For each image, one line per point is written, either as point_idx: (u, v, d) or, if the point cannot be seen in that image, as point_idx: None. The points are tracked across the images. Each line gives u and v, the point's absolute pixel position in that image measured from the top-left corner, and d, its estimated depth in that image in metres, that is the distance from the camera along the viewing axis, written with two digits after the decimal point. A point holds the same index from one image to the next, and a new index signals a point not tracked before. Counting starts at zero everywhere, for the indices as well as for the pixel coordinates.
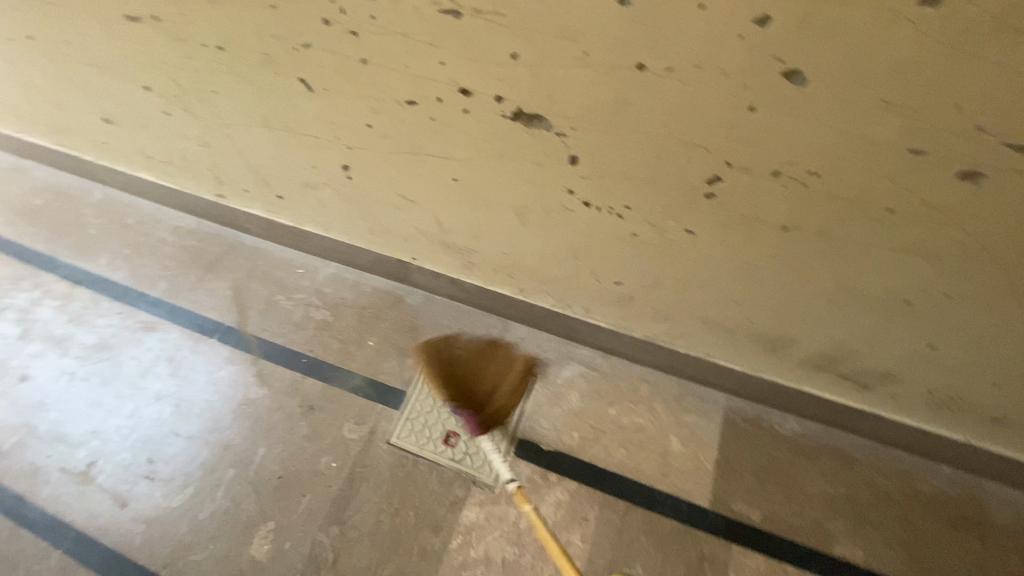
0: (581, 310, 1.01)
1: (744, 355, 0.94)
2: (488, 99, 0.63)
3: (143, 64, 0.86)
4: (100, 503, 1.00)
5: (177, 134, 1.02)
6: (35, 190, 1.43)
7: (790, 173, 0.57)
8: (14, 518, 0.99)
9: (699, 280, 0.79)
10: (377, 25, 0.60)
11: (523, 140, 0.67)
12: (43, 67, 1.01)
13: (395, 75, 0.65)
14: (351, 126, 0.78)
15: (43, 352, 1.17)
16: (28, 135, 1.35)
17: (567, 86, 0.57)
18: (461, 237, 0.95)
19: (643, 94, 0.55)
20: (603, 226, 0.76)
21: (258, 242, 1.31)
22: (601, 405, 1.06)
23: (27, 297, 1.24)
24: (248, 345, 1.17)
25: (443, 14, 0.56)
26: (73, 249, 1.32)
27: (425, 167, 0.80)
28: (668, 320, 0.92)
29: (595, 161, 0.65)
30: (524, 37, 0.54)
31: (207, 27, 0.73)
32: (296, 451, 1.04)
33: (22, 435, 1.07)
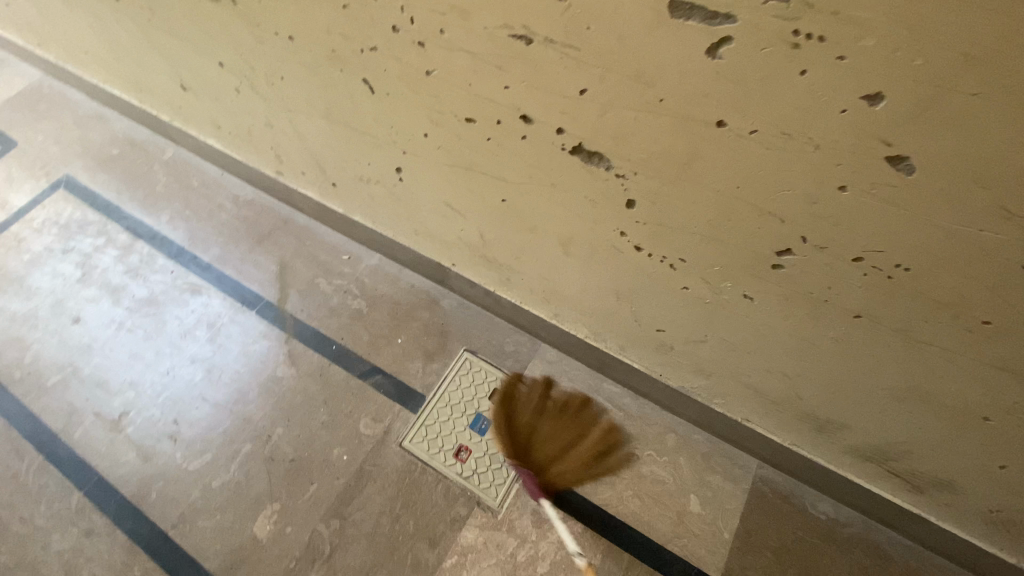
0: (616, 348, 0.96)
1: (785, 428, 0.87)
2: (548, 129, 0.59)
3: (218, 41, 0.87)
4: (126, 453, 1.05)
5: (245, 111, 1.04)
6: (114, 140, 1.50)
7: (875, 262, 0.50)
8: (48, 452, 1.05)
9: (749, 346, 0.72)
10: (445, 39, 0.57)
11: (580, 175, 0.63)
12: (132, 31, 1.06)
13: (457, 91, 0.63)
14: (407, 132, 0.76)
15: (98, 298, 1.23)
16: (115, 88, 1.42)
17: (634, 130, 0.52)
18: (503, 254, 0.92)
19: (718, 152, 0.49)
20: (653, 274, 0.71)
21: (310, 222, 1.33)
22: (622, 448, 1.01)
23: (92, 243, 1.31)
24: (283, 323, 1.19)
25: (513, 38, 0.52)
26: (140, 202, 1.39)
27: (477, 183, 0.77)
28: (707, 376, 0.86)
29: (653, 209, 0.60)
30: (596, 74, 0.50)
31: (280, 17, 0.72)
32: (312, 437, 1.05)
33: (68, 375, 1.14)
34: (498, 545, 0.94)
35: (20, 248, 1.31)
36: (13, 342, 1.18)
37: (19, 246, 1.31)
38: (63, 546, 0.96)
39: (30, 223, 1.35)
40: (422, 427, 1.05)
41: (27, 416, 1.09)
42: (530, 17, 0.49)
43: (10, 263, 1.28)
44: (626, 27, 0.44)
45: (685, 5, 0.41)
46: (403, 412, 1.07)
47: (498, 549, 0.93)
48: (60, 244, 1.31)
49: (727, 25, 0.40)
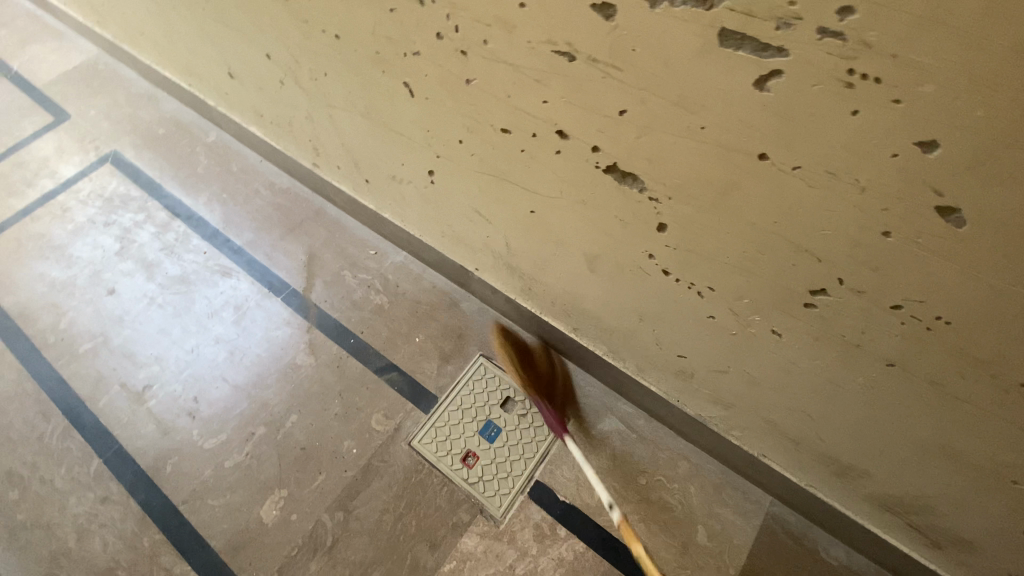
0: (634, 368, 0.95)
1: (802, 467, 0.84)
2: (583, 146, 0.59)
3: (267, 34, 0.89)
4: (146, 426, 1.08)
5: (288, 102, 1.06)
6: (161, 120, 1.55)
7: (914, 312, 0.48)
8: (73, 417, 1.09)
9: (773, 382, 0.70)
10: (487, 50, 0.57)
11: (612, 194, 0.62)
12: (187, 17, 1.09)
13: (496, 102, 0.63)
14: (444, 137, 0.76)
15: (133, 272, 1.27)
16: (167, 70, 1.46)
17: (671, 155, 0.51)
18: (527, 264, 0.92)
19: (758, 184, 0.48)
20: (679, 299, 0.69)
21: (340, 214, 1.35)
22: (631, 469, 1.00)
23: (132, 218, 1.36)
24: (306, 311, 1.21)
25: (556, 54, 0.51)
26: (180, 182, 1.43)
27: (507, 192, 0.77)
28: (725, 407, 0.84)
29: (685, 235, 0.59)
30: (638, 97, 0.49)
31: (328, 16, 0.73)
32: (324, 427, 1.06)
33: (98, 344, 1.18)
34: (497, 555, 0.93)
35: (64, 217, 1.36)
36: (51, 308, 1.22)
37: (64, 216, 1.36)
38: (78, 510, 0.99)
39: (76, 194, 1.40)
40: (432, 428, 1.05)
41: (57, 380, 1.13)
42: (575, 34, 0.48)
43: (54, 231, 1.34)
44: (673, 53, 0.43)
45: (736, 35, 0.39)
46: (414, 412, 1.07)
47: (497, 559, 0.93)
48: (102, 217, 1.36)
49: (779, 58, 0.38)
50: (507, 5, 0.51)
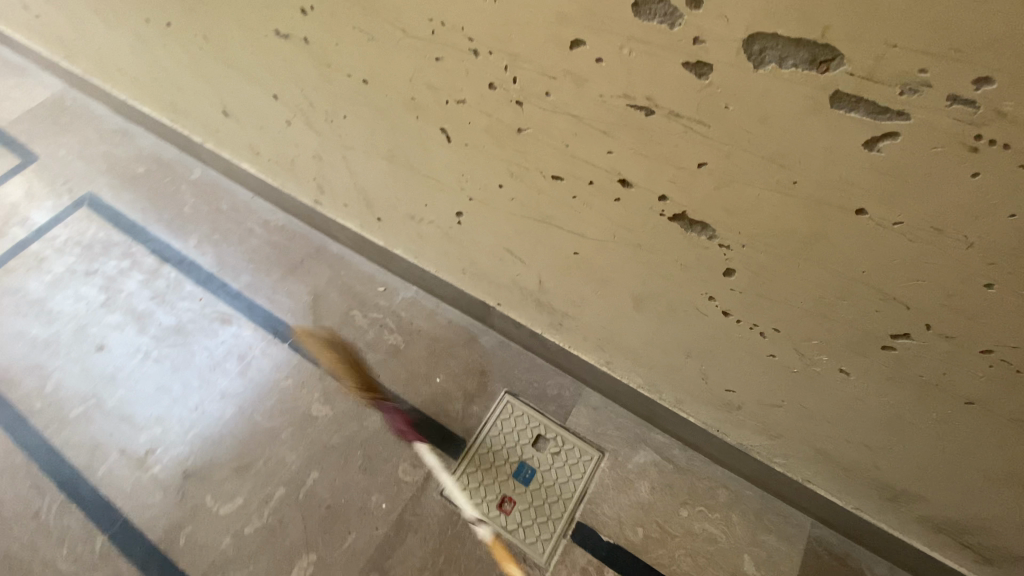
0: (671, 400, 0.94)
1: (850, 492, 0.84)
2: (648, 194, 0.57)
3: (277, 75, 0.84)
4: (152, 494, 1.00)
5: (293, 141, 1.01)
6: (140, 157, 1.47)
7: (1005, 356, 0.48)
8: (69, 491, 1.00)
9: (832, 415, 0.70)
10: (549, 101, 0.55)
11: (675, 240, 0.60)
12: (177, 55, 1.02)
13: (550, 150, 0.60)
14: (482, 182, 0.74)
15: (123, 325, 1.19)
16: (146, 106, 1.38)
17: (752, 206, 0.50)
18: (561, 301, 0.89)
19: (850, 238, 0.47)
20: (737, 338, 0.68)
21: (344, 250, 1.30)
22: (672, 502, 0.98)
23: (116, 266, 1.27)
24: (317, 356, 1.15)
25: (631, 108, 0.49)
26: (166, 223, 1.35)
27: (549, 235, 0.75)
28: (772, 437, 0.84)
29: (756, 281, 0.58)
30: (722, 151, 0.47)
31: (357, 62, 0.69)
32: (349, 482, 1.01)
33: (90, 407, 1.09)
34: None
35: (41, 268, 1.26)
36: (33, 370, 1.13)
37: (40, 266, 1.27)
38: None
39: (51, 242, 1.30)
40: (464, 474, 1.01)
41: (48, 450, 1.04)
42: (657, 89, 0.46)
43: (30, 284, 1.24)
44: (773, 111, 0.42)
45: (851, 97, 0.38)
46: (443, 458, 1.03)
47: None
48: (83, 266, 1.27)
49: (898, 121, 0.37)
50: (579, 60, 0.48)
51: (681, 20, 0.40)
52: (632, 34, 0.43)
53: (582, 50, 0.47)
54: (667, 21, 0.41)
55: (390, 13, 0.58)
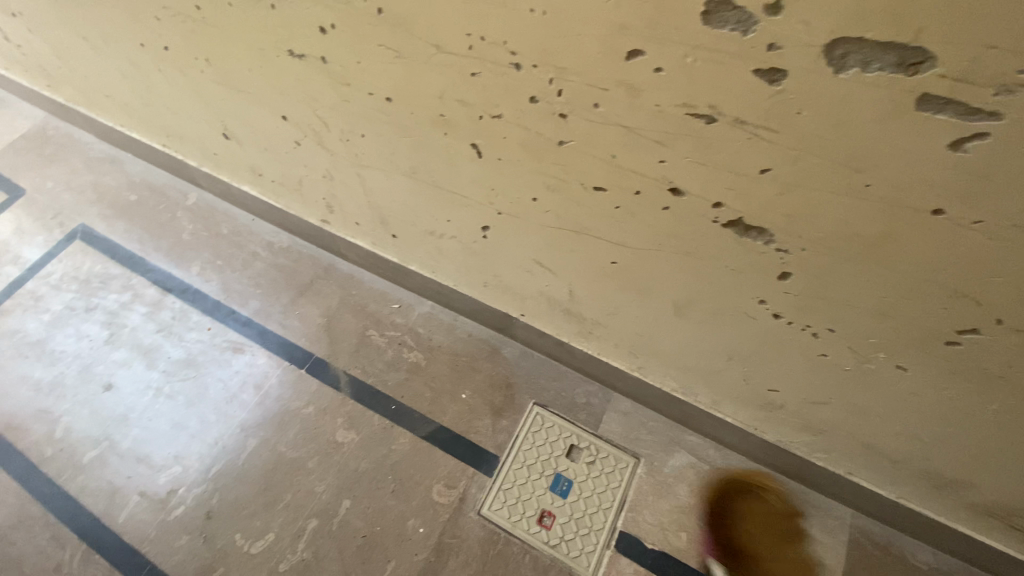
0: (708, 402, 0.93)
1: (894, 481, 0.84)
2: (702, 203, 0.55)
3: (288, 96, 0.81)
4: (178, 537, 0.96)
5: (302, 162, 0.97)
6: (131, 184, 1.42)
7: None
8: (89, 540, 0.96)
9: (884, 410, 0.70)
10: (597, 113, 0.53)
11: (727, 248, 0.58)
12: (174, 78, 0.99)
13: (594, 162, 0.58)
14: (514, 195, 0.72)
15: (130, 361, 1.15)
16: (135, 132, 1.34)
17: (818, 211, 0.49)
18: (592, 310, 0.87)
19: (923, 238, 0.46)
20: (786, 340, 0.67)
21: (353, 268, 1.26)
22: (713, 504, 0.97)
23: (117, 299, 1.22)
24: (336, 381, 1.12)
25: (690, 117, 0.47)
26: (166, 252, 1.30)
27: (585, 245, 0.73)
28: (814, 433, 0.83)
29: (814, 283, 0.57)
30: (789, 157, 0.46)
31: (380, 80, 0.67)
32: (383, 508, 0.98)
33: (103, 450, 1.05)
34: None
35: (37, 307, 1.21)
36: (40, 415, 1.08)
37: (36, 305, 1.21)
38: None
39: (46, 279, 1.25)
40: (500, 491, 0.99)
41: (64, 499, 1.00)
42: (722, 97, 0.45)
43: (28, 325, 1.19)
44: (851, 115, 0.41)
45: (939, 99, 0.38)
46: (477, 476, 1.01)
47: None
48: (82, 301, 1.22)
49: (987, 122, 0.37)
50: (636, 71, 0.47)
51: (756, 27, 0.39)
52: (699, 43, 0.42)
53: (640, 61, 0.46)
54: (739, 28, 0.40)
55: (422, 30, 0.56)
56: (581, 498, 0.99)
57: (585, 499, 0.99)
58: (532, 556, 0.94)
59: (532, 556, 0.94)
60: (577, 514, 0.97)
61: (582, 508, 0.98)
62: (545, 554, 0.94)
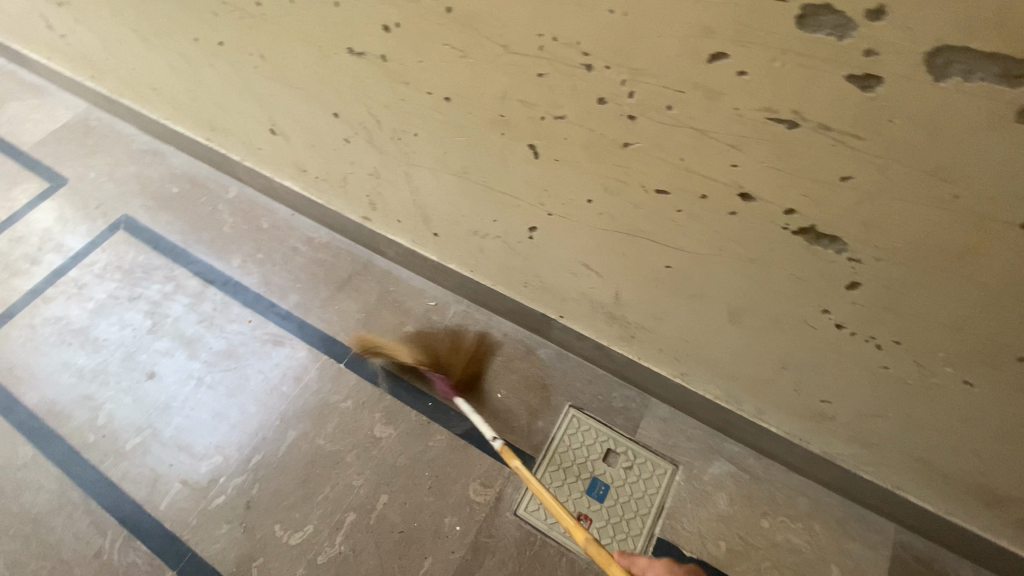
0: (752, 411, 0.91)
1: (945, 499, 0.82)
2: (773, 209, 0.54)
3: (342, 93, 0.82)
4: (218, 526, 0.98)
5: (349, 159, 0.98)
6: (173, 177, 1.44)
7: None
8: (132, 526, 0.98)
9: (944, 425, 0.68)
10: (669, 115, 0.52)
11: (794, 255, 0.57)
12: (225, 74, 1.01)
13: (660, 165, 0.58)
14: (568, 196, 0.71)
15: (172, 350, 1.17)
16: (180, 125, 1.36)
17: (898, 220, 0.48)
18: (637, 315, 0.86)
19: (1011, 252, 0.45)
20: (847, 350, 0.66)
21: (391, 265, 1.27)
22: (753, 513, 0.96)
23: (160, 290, 1.25)
24: (374, 376, 1.13)
25: (771, 122, 0.47)
26: (207, 245, 1.32)
27: (638, 249, 0.72)
28: (864, 446, 0.81)
29: (884, 293, 0.56)
30: (874, 165, 0.45)
31: (440, 79, 0.67)
32: (419, 505, 0.98)
33: (146, 437, 1.07)
34: None
35: (82, 296, 1.24)
36: (84, 401, 1.11)
37: (81, 294, 1.25)
38: None
39: (90, 268, 1.28)
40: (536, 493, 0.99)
41: (108, 484, 1.02)
42: (808, 103, 0.44)
43: (73, 313, 1.22)
44: (946, 124, 0.40)
45: None
46: (513, 476, 1.01)
47: None
48: (125, 291, 1.25)
49: None
50: (717, 74, 0.46)
51: (854, 32, 0.38)
52: (790, 47, 0.41)
53: (723, 63, 0.45)
54: (836, 32, 0.39)
55: (491, 30, 0.56)
56: (617, 504, 0.98)
57: (622, 505, 0.98)
58: (569, 559, 0.93)
59: (569, 559, 0.93)
60: (612, 520, 0.97)
61: (618, 514, 0.97)
62: (581, 558, 0.93)
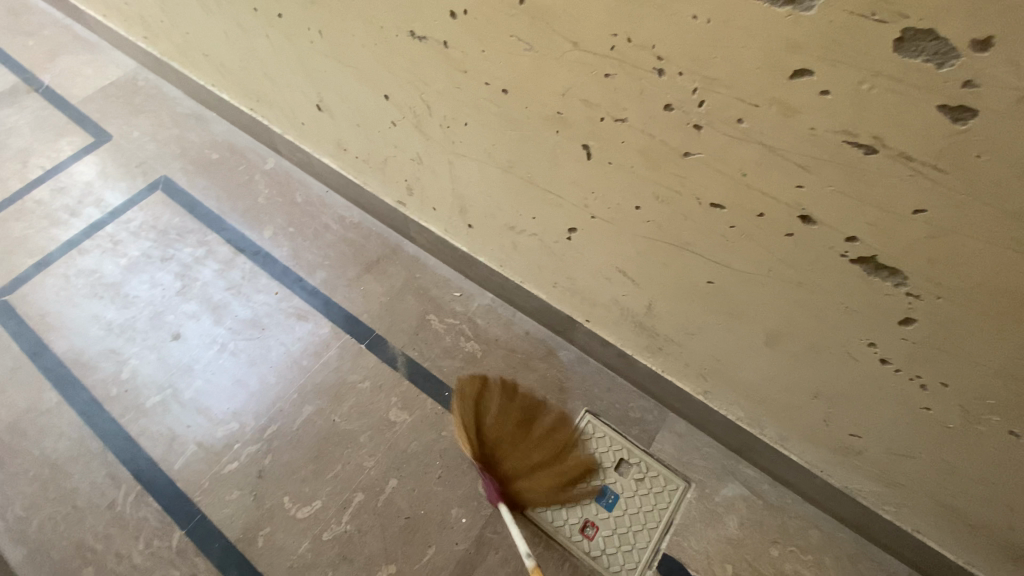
0: (774, 437, 0.89)
1: (968, 548, 0.79)
2: (834, 234, 0.53)
3: (397, 75, 0.82)
4: (229, 491, 0.99)
5: (393, 142, 0.98)
6: (213, 143, 1.46)
7: None
8: (146, 482, 1.00)
9: (981, 473, 0.66)
10: (739, 129, 0.51)
11: (849, 284, 0.56)
12: (280, 45, 1.01)
13: (720, 178, 0.56)
14: (616, 201, 0.70)
15: (199, 314, 1.18)
16: (226, 93, 1.38)
17: (967, 259, 0.46)
18: (668, 327, 0.85)
19: None
20: (888, 386, 0.64)
21: (419, 252, 1.27)
22: (763, 540, 0.94)
23: (191, 253, 1.26)
24: (393, 360, 1.13)
25: (847, 145, 0.45)
26: (241, 213, 1.33)
27: (680, 262, 0.71)
28: (889, 485, 0.79)
29: (940, 333, 0.54)
30: (952, 199, 0.44)
31: (501, 70, 0.66)
32: (428, 493, 0.98)
33: (166, 396, 1.08)
34: None
35: (116, 251, 1.26)
36: (110, 355, 1.13)
37: (115, 249, 1.26)
38: None
39: (126, 224, 1.30)
40: (545, 495, 0.99)
41: (125, 439, 1.04)
42: (891, 129, 0.43)
43: (106, 267, 1.24)
44: None
45: None
46: None
47: None
48: (158, 251, 1.27)
49: None
50: (798, 91, 0.45)
51: (956, 61, 0.37)
52: (883, 70, 0.40)
53: (806, 81, 0.44)
54: (936, 60, 0.38)
55: (564, 25, 0.55)
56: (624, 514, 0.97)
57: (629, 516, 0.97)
58: (571, 564, 0.93)
59: (571, 564, 0.93)
60: (618, 529, 0.96)
61: (625, 524, 0.96)
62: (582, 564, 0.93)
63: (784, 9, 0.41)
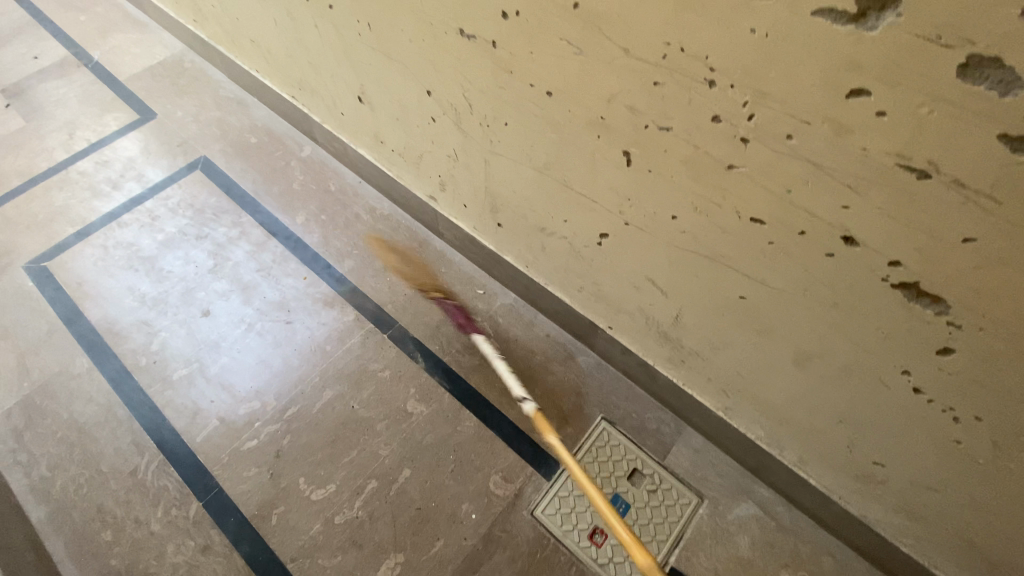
0: (793, 459, 0.88)
1: None
2: (876, 258, 0.52)
3: (442, 71, 0.83)
4: (247, 468, 1.01)
5: (430, 138, 1.00)
6: (252, 127, 1.49)
7: None
8: (168, 452, 1.02)
9: (1010, 514, 0.64)
10: (788, 145, 0.51)
11: (887, 309, 0.55)
12: (328, 36, 1.03)
13: (762, 193, 0.56)
14: (653, 210, 0.70)
15: (229, 293, 1.21)
16: (269, 79, 1.41)
17: (1015, 293, 0.46)
18: (694, 340, 0.85)
19: None
20: (919, 416, 0.63)
21: (446, 248, 1.28)
22: (774, 562, 0.93)
23: (225, 233, 1.29)
24: (414, 352, 1.14)
25: (900, 167, 0.45)
26: (275, 197, 1.36)
27: (713, 275, 0.70)
28: (911, 517, 0.78)
29: (979, 366, 0.53)
30: (1006, 230, 0.43)
31: (548, 72, 0.67)
32: (440, 486, 0.99)
33: (193, 370, 1.11)
34: None
35: (153, 226, 1.30)
36: (142, 326, 1.16)
37: (153, 224, 1.30)
38: (178, 559, 0.93)
39: (165, 201, 1.34)
40: (556, 497, 0.99)
41: (151, 409, 1.07)
42: (947, 154, 0.42)
43: (143, 241, 1.28)
44: None
45: None
46: (535, 477, 1.01)
47: None
48: (194, 229, 1.30)
49: None
50: (853, 110, 0.44)
51: (1020, 91, 0.36)
52: (943, 94, 0.40)
53: (862, 101, 0.44)
54: (999, 88, 0.37)
55: (617, 32, 0.56)
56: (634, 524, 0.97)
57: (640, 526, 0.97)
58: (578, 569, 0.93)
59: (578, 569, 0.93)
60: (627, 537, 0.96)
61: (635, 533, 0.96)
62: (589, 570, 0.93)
63: (846, 28, 0.41)
